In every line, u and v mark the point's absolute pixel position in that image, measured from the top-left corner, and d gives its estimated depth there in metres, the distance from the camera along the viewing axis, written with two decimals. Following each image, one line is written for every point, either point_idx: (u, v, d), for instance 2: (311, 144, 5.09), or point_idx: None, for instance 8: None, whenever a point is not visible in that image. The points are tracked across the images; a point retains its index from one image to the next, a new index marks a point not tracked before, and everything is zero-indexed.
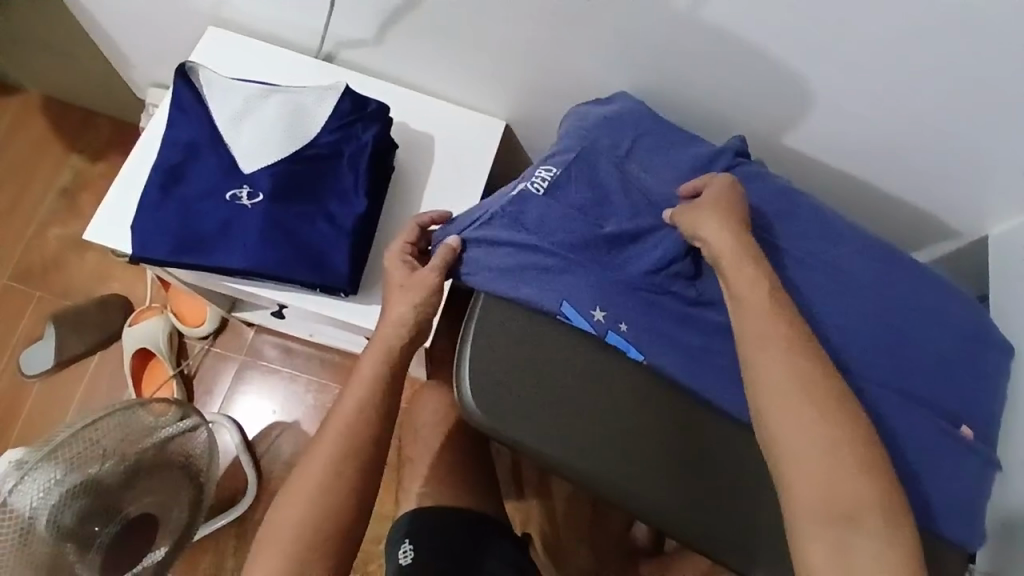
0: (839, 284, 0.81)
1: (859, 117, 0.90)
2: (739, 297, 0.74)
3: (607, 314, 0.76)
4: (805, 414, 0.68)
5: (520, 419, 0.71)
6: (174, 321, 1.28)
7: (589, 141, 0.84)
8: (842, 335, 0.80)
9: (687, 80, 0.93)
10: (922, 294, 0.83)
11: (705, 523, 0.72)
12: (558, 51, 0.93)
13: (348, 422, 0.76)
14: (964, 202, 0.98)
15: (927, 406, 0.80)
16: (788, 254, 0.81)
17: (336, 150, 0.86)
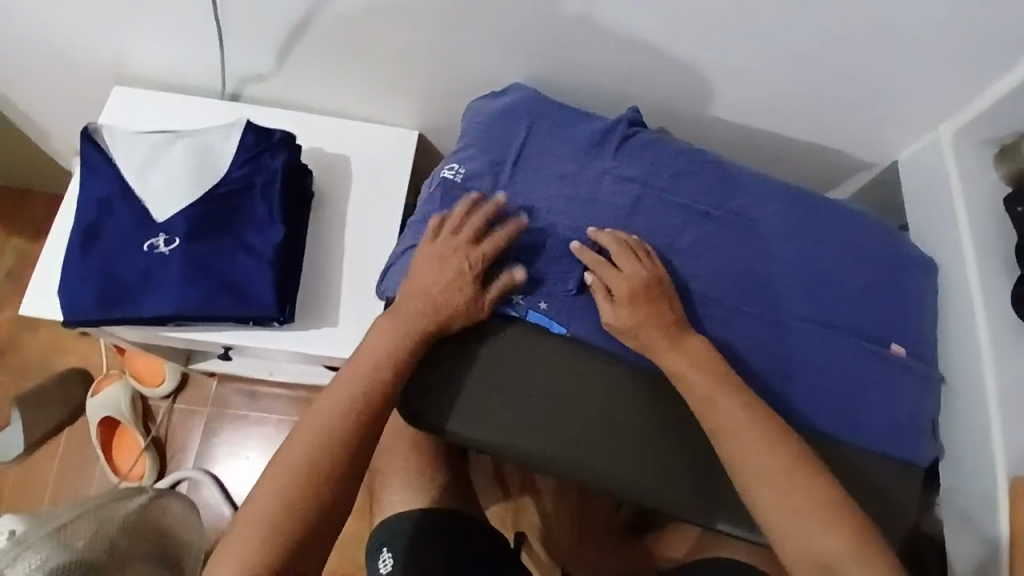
0: (749, 234, 0.86)
1: (750, 76, 0.93)
2: (650, 342, 0.77)
3: (523, 296, 0.80)
4: (733, 402, 0.74)
5: (490, 423, 0.76)
6: (135, 384, 1.28)
7: (489, 131, 0.86)
8: (762, 282, 0.84)
9: (583, 61, 0.94)
10: (831, 229, 0.87)
11: (671, 484, 0.77)
12: (451, 52, 0.94)
13: (319, 430, 0.71)
14: (873, 133, 0.99)
15: (856, 332, 0.84)
16: (695, 210, 0.85)
17: (247, 183, 0.87)
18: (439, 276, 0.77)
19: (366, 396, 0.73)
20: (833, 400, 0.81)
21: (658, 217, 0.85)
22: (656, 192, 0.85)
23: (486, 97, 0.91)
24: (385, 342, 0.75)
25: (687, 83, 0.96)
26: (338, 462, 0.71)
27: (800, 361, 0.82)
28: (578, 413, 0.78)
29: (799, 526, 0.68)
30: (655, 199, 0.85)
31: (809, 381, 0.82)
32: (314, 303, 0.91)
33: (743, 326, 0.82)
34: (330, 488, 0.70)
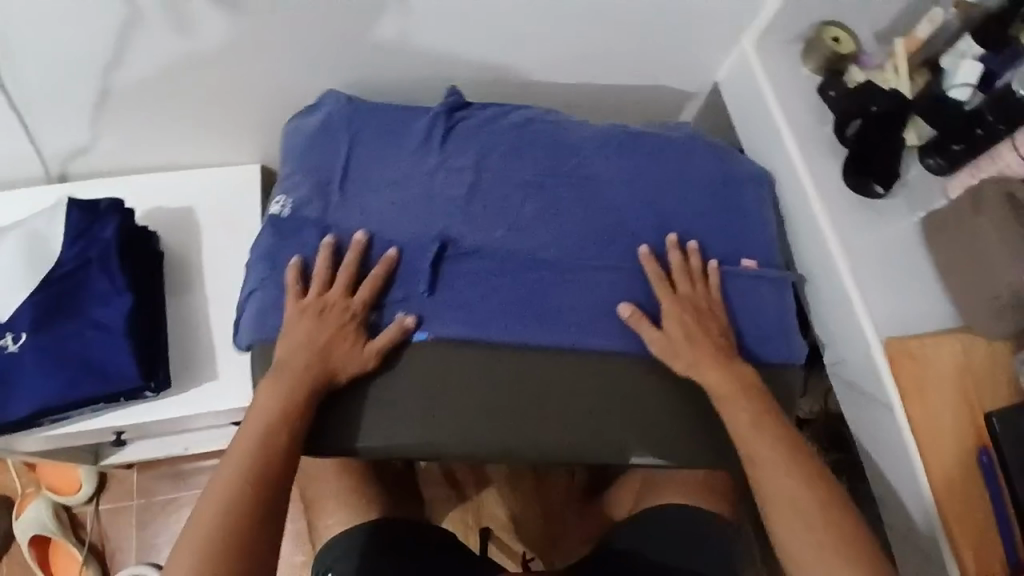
0: (585, 192, 0.88)
1: (558, 38, 0.96)
2: (698, 363, 0.81)
3: (377, 311, 0.81)
4: (721, 374, 0.80)
5: (412, 427, 0.78)
6: (55, 496, 1.24)
7: (310, 152, 0.87)
8: (609, 225, 0.87)
9: (395, 63, 0.96)
10: (664, 163, 0.90)
11: (593, 437, 0.81)
12: (266, 84, 0.95)
13: (228, 497, 0.68)
14: (689, 59, 1.04)
15: (707, 248, 0.88)
16: (530, 183, 0.87)
17: (83, 260, 0.85)
18: (320, 331, 0.78)
19: (270, 450, 0.72)
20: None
21: (496, 197, 0.86)
22: (488, 175, 0.87)
23: (301, 117, 0.90)
24: (277, 393, 0.75)
25: (501, 58, 0.98)
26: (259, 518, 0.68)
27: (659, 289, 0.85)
28: (444, 404, 0.79)
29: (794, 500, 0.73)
30: (486, 181, 0.86)
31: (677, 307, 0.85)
32: (193, 359, 0.91)
33: (600, 275, 0.85)
34: (254, 554, 0.67)
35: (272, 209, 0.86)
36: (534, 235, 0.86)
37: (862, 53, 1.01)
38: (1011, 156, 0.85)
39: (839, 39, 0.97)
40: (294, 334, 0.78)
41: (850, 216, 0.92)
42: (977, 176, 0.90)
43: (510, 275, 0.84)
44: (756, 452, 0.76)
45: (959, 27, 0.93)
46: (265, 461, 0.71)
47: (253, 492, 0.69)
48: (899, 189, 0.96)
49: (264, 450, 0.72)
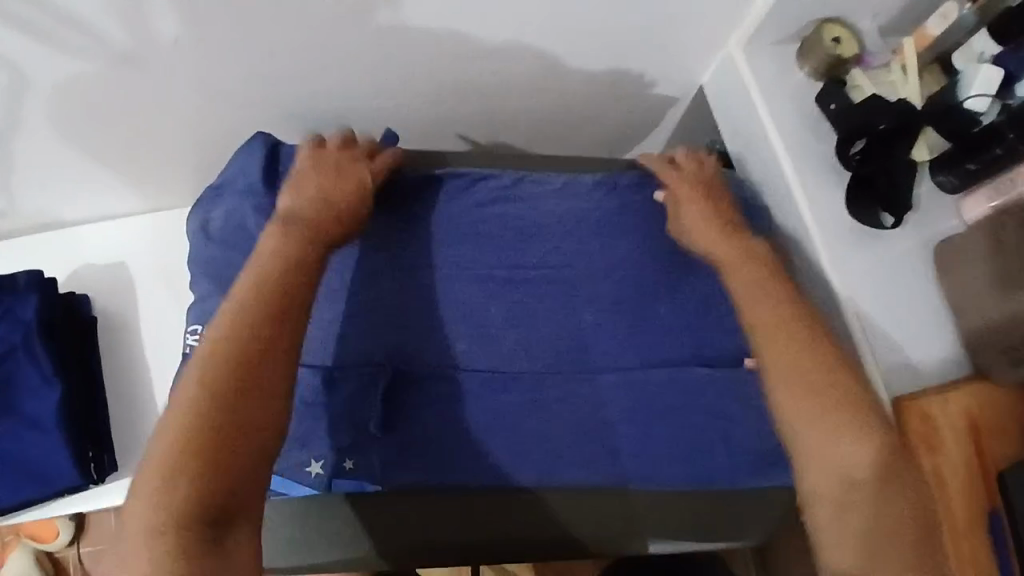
0: (559, 283, 0.77)
1: (524, 59, 0.83)
2: (710, 242, 0.74)
3: (322, 466, 0.68)
4: (737, 256, 0.72)
5: (379, 541, 0.70)
6: (34, 545, 1.20)
7: (224, 267, 0.74)
8: (585, 290, 0.77)
9: (343, 101, 0.84)
10: (647, 236, 0.79)
11: (586, 531, 0.72)
12: (194, 131, 0.83)
13: (219, 340, 0.59)
14: (674, 65, 0.92)
15: (698, 309, 0.77)
16: (494, 279, 0.76)
17: (5, 350, 0.77)
18: (335, 176, 0.71)
19: (278, 292, 0.62)
20: (686, 442, 0.74)
21: (454, 301, 0.75)
22: (444, 274, 0.76)
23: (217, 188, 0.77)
24: (291, 235, 0.66)
25: (464, 88, 0.86)
26: (237, 394, 0.57)
27: (647, 361, 0.75)
28: (417, 518, 0.70)
29: (809, 389, 0.63)
30: (442, 279, 0.75)
31: (666, 386, 0.74)
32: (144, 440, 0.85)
33: (582, 351, 0.75)
34: (254, 406, 0.57)
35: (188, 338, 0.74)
36: (506, 327, 0.75)
37: (864, 53, 0.88)
38: None
39: (839, 39, 0.85)
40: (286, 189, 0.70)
41: (852, 252, 0.83)
42: (995, 202, 0.81)
43: (478, 399, 0.72)
44: (762, 338, 0.67)
45: (977, 21, 0.80)
46: (272, 298, 0.62)
47: (243, 337, 0.59)
48: (909, 215, 0.85)
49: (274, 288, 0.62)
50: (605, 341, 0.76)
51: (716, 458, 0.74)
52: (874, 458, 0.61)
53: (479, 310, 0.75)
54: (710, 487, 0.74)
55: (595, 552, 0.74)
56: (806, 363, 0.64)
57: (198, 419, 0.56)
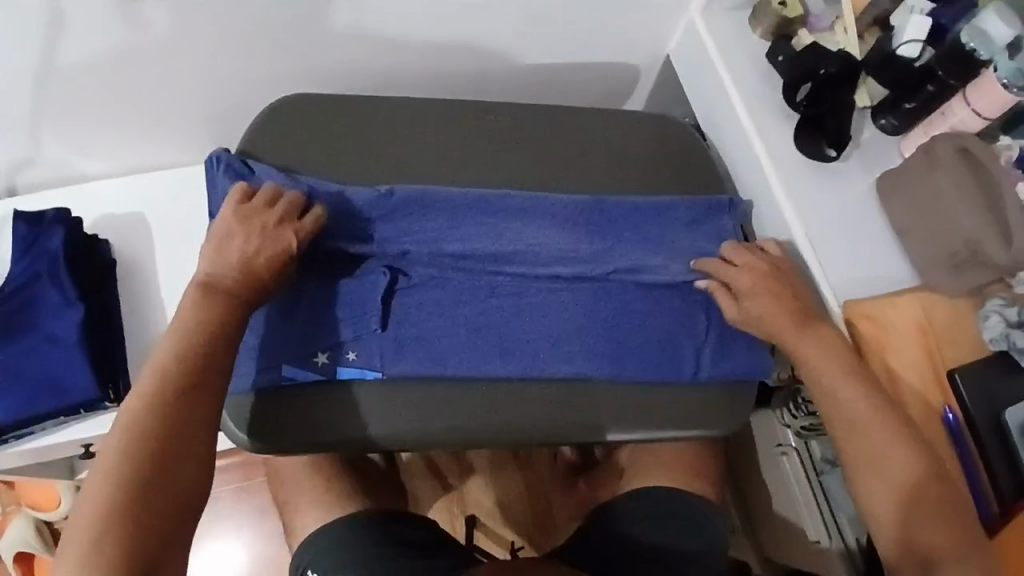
0: (541, 211, 0.84)
1: (504, 16, 0.93)
2: (781, 329, 0.80)
3: (327, 354, 0.76)
4: (818, 345, 0.79)
5: (371, 423, 0.76)
6: (34, 512, 1.22)
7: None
8: (563, 215, 0.84)
9: (343, 56, 0.94)
10: (619, 175, 0.89)
11: (558, 418, 0.79)
12: (209, 83, 0.92)
13: (142, 419, 0.67)
14: (641, 32, 1.02)
15: (671, 231, 0.85)
16: (483, 204, 0.84)
17: (32, 275, 0.84)
18: (257, 236, 0.75)
19: (192, 376, 0.69)
20: (655, 338, 0.81)
21: (429, 234, 0.82)
22: (437, 206, 0.83)
23: (229, 159, 0.84)
24: (201, 324, 0.71)
25: (448, 47, 0.97)
26: (161, 446, 0.66)
27: (623, 273, 0.82)
28: (407, 406, 0.77)
29: (888, 478, 0.76)
30: (434, 203, 0.83)
31: (636, 293, 0.82)
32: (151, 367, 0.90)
33: (559, 264, 0.82)
34: (176, 482, 0.66)
35: None
36: (493, 245, 0.82)
37: (807, 15, 0.98)
38: (964, 111, 0.85)
39: (785, 2, 0.94)
40: (205, 247, 0.75)
41: (810, 182, 0.90)
42: (931, 134, 0.89)
43: (463, 301, 0.80)
44: (849, 439, 0.78)
45: None
46: (190, 384, 0.69)
47: (165, 416, 0.67)
48: (855, 151, 0.93)
49: (189, 372, 0.69)
50: (582, 251, 0.83)
51: (682, 359, 0.81)
52: (935, 511, 0.74)
53: (470, 229, 0.83)
54: (677, 381, 0.81)
55: (569, 442, 0.80)
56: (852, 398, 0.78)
57: (128, 465, 0.65)
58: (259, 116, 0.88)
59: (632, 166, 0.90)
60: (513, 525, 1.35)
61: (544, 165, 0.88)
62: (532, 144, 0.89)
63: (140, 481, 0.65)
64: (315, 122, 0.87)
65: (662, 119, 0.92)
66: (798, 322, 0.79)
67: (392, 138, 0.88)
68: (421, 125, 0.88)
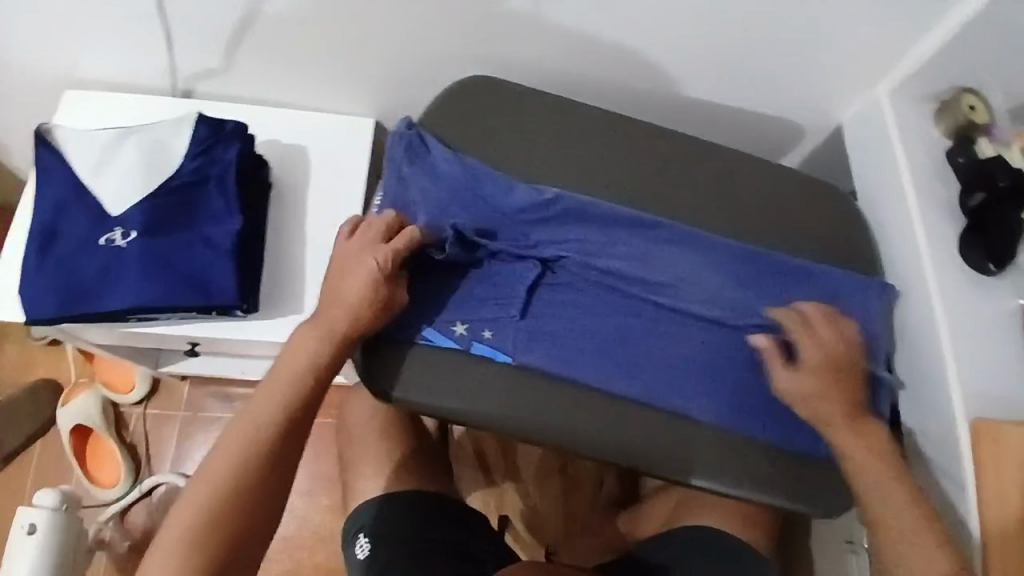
0: (691, 248, 0.82)
1: (695, 49, 0.94)
2: (830, 417, 0.75)
3: (467, 327, 0.77)
4: (870, 440, 0.75)
5: (474, 398, 0.75)
6: (105, 392, 1.27)
7: (405, 192, 0.84)
8: (712, 258, 0.82)
9: (533, 48, 0.95)
10: (778, 230, 0.87)
11: (655, 448, 0.77)
12: (402, 44, 0.95)
13: (242, 452, 0.71)
14: (819, 101, 1.01)
15: (819, 300, 0.82)
16: (639, 225, 0.82)
17: (201, 176, 0.88)
18: (353, 267, 0.75)
19: (291, 420, 0.73)
20: (784, 399, 0.79)
21: (583, 243, 0.82)
22: (590, 218, 0.82)
23: (409, 133, 0.85)
24: (304, 369, 0.74)
25: (631, 64, 0.98)
26: (254, 484, 0.70)
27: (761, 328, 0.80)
28: (516, 398, 0.76)
29: None
30: (591, 213, 0.82)
31: (768, 351, 0.80)
32: (279, 292, 0.93)
33: (701, 303, 0.80)
34: (263, 516, 0.71)
35: (374, 200, 0.86)
36: (640, 268, 0.81)
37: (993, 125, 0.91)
38: None
39: (976, 107, 0.91)
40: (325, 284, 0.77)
41: (964, 291, 0.87)
42: None
43: (600, 311, 0.80)
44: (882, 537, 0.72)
45: None
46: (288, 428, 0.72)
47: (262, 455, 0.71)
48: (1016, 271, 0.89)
49: (289, 415, 0.73)
50: (726, 295, 0.81)
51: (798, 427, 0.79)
52: None
53: (622, 249, 0.82)
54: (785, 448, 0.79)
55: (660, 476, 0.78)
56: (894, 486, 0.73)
57: (224, 497, 0.69)
58: (445, 91, 0.90)
59: (792, 228, 0.88)
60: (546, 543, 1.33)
61: (706, 206, 0.87)
62: (698, 182, 0.88)
63: (232, 519, 0.69)
64: (494, 109, 0.89)
65: (830, 189, 0.90)
66: (849, 414, 0.75)
67: (564, 140, 0.88)
68: (600, 134, 0.89)
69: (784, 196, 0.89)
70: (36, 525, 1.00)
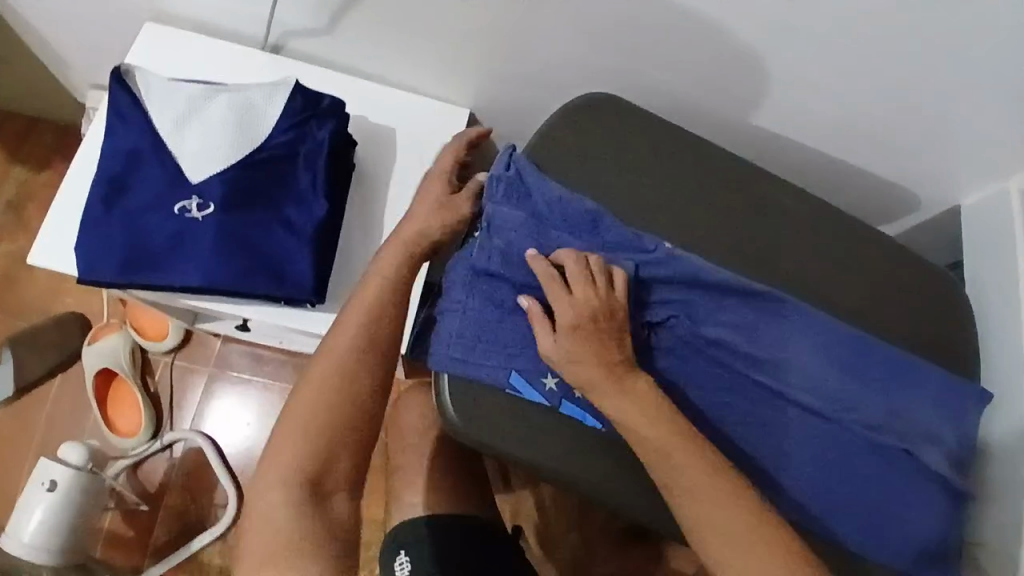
0: (801, 328, 0.77)
1: (832, 101, 0.87)
2: (627, 409, 0.66)
3: (560, 383, 0.70)
4: (684, 451, 0.64)
5: (542, 448, 0.70)
6: (135, 336, 1.23)
7: (505, 224, 0.73)
8: (819, 343, 0.77)
9: (660, 69, 0.88)
10: (888, 315, 0.82)
11: None
12: (519, 38, 0.87)
13: (310, 423, 0.70)
14: (937, 180, 0.95)
15: (922, 403, 0.78)
16: (752, 296, 0.76)
17: (291, 151, 0.82)
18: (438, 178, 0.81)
19: (369, 344, 0.73)
20: (876, 502, 0.75)
21: (697, 308, 0.75)
22: (702, 283, 0.75)
23: (515, 158, 0.76)
24: (382, 292, 0.75)
25: (755, 104, 0.91)
26: (349, 392, 0.71)
27: (858, 424, 0.75)
28: (590, 457, 0.70)
29: None
30: (709, 280, 0.75)
31: (860, 449, 0.75)
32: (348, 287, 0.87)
33: (805, 389, 0.75)
34: (361, 425, 0.72)
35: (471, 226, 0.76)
36: (747, 342, 0.75)
37: None
38: None
39: None
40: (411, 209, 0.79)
41: None
42: None
43: (713, 391, 0.74)
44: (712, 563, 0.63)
45: None
46: (353, 404, 0.71)
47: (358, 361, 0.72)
48: None
49: (367, 338, 0.73)
50: (830, 383, 0.76)
51: (873, 534, 0.74)
52: None
53: (732, 318, 0.76)
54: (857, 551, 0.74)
55: None
56: (714, 498, 0.64)
57: (322, 406, 0.70)
58: (562, 107, 0.83)
59: (903, 316, 0.83)
60: (557, 566, 1.26)
61: (818, 278, 0.82)
62: (816, 251, 0.82)
63: (331, 423, 0.70)
64: (613, 134, 0.82)
65: (943, 276, 0.85)
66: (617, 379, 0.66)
67: (682, 181, 0.82)
68: (722, 180, 0.82)
69: (900, 279, 0.84)
70: (51, 484, 0.98)
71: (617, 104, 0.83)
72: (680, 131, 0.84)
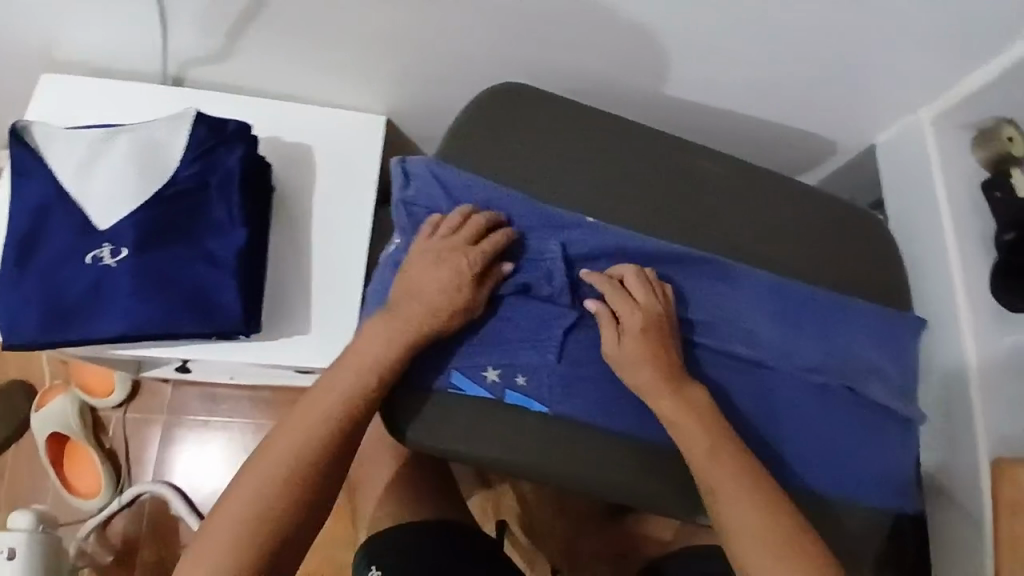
0: (730, 285, 0.79)
1: (734, 62, 0.89)
2: (653, 391, 0.69)
3: (500, 373, 0.70)
4: (697, 429, 0.67)
5: (495, 442, 0.70)
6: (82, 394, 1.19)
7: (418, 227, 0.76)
8: (750, 297, 0.79)
9: (565, 50, 0.88)
10: (812, 259, 0.84)
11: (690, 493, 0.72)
12: (420, 39, 0.87)
13: (281, 467, 0.64)
14: (849, 122, 0.98)
15: (855, 337, 0.80)
16: (676, 260, 0.78)
17: (200, 182, 0.80)
18: (436, 260, 0.71)
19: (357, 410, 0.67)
20: (826, 443, 0.76)
21: None
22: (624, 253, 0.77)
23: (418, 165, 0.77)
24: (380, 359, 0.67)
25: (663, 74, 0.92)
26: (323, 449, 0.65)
27: (797, 368, 0.77)
28: (543, 445, 0.70)
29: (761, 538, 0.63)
30: (630, 250, 0.76)
31: (806, 393, 0.77)
32: (284, 311, 0.86)
33: (742, 342, 0.77)
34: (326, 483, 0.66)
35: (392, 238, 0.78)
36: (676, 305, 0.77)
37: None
38: None
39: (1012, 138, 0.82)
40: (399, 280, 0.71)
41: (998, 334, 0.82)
42: None
43: None
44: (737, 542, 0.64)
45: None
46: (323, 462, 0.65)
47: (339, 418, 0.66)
48: None
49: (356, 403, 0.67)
50: (764, 334, 0.78)
51: (829, 473, 0.76)
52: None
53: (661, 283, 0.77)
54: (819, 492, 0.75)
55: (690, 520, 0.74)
56: (737, 488, 0.65)
57: (287, 461, 0.65)
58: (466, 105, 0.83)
59: (825, 256, 0.85)
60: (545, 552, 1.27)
61: (738, 231, 0.83)
62: (734, 208, 0.84)
63: (294, 482, 0.64)
64: (520, 121, 0.82)
65: (858, 212, 0.87)
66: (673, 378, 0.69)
67: (594, 157, 0.82)
68: (632, 149, 0.83)
69: (819, 221, 0.86)
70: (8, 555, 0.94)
71: (523, 90, 0.84)
72: (589, 108, 0.84)
